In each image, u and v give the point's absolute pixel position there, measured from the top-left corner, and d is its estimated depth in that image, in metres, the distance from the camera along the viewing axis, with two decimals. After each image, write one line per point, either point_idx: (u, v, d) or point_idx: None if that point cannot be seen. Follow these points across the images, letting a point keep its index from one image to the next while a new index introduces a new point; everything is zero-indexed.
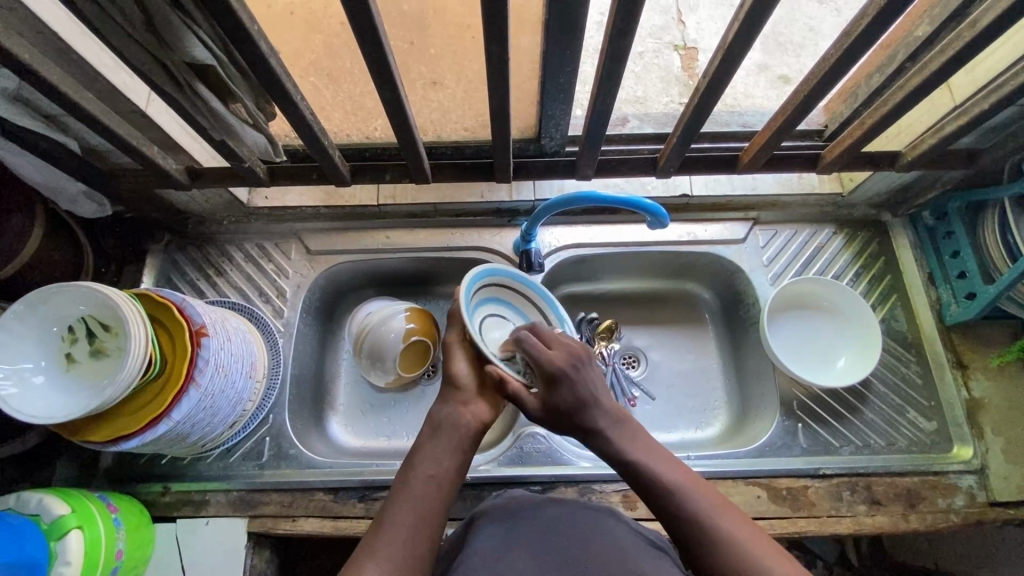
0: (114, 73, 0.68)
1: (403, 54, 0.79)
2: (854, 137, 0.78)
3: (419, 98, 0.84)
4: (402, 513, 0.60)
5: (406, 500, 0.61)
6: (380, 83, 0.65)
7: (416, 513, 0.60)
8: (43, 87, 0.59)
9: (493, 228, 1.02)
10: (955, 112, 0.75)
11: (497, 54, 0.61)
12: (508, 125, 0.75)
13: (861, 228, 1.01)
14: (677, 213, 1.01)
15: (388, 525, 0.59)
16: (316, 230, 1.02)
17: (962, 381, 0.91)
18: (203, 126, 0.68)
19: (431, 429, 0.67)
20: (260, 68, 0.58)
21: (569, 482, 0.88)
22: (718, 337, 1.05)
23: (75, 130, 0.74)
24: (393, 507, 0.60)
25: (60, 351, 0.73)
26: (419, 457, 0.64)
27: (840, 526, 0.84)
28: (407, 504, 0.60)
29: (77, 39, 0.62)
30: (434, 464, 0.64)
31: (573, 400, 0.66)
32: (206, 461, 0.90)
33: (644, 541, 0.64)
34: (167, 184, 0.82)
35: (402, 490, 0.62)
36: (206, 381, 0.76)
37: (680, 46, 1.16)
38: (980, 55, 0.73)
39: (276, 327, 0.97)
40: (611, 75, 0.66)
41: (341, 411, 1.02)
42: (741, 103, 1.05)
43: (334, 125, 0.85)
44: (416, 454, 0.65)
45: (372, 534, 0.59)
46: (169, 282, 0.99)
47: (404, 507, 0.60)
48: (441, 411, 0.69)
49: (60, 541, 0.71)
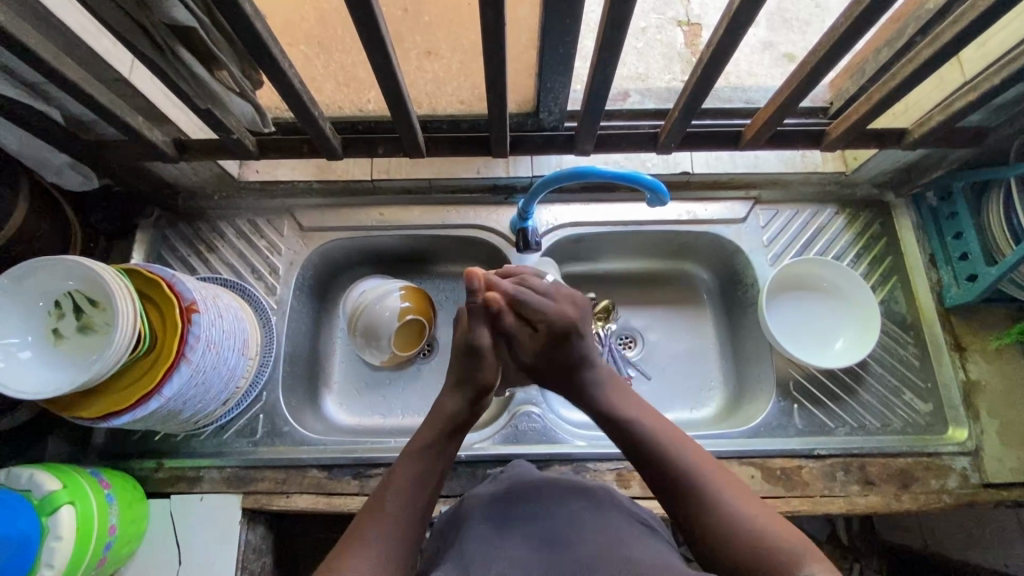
0: (96, 38, 0.66)
1: (396, 22, 0.75)
2: (859, 114, 0.76)
3: (413, 69, 0.81)
4: (397, 506, 0.60)
5: (400, 491, 0.61)
6: (372, 51, 0.62)
7: (412, 507, 0.60)
8: (20, 52, 0.57)
9: (490, 206, 1.00)
10: (965, 88, 0.73)
11: (493, 21, 0.58)
12: (504, 98, 0.73)
13: (864, 208, 0.99)
14: (677, 191, 0.99)
15: (385, 514, 0.59)
16: (309, 205, 1.00)
17: (960, 363, 0.91)
18: (188, 93, 0.66)
19: (439, 420, 0.68)
20: (246, 32, 0.56)
21: (564, 461, 0.88)
22: (717, 317, 1.04)
23: (57, 99, 0.72)
24: (390, 498, 0.60)
25: (47, 326, 0.72)
26: (422, 453, 0.65)
27: (834, 506, 0.84)
28: (404, 494, 0.61)
29: (55, 1, 0.60)
30: (433, 462, 0.65)
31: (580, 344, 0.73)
32: (200, 438, 0.90)
33: (635, 519, 0.64)
34: (155, 156, 0.80)
35: (399, 482, 0.62)
36: (197, 357, 0.76)
37: (683, 21, 1.13)
38: (992, 28, 0.70)
39: (270, 304, 0.95)
40: (611, 45, 0.63)
41: (336, 389, 1.01)
42: (744, 81, 1.03)
43: (326, 97, 0.83)
44: (417, 448, 0.65)
45: (365, 522, 0.58)
46: (160, 259, 0.97)
47: (402, 498, 0.60)
48: (451, 407, 0.69)
49: (51, 516, 0.70)
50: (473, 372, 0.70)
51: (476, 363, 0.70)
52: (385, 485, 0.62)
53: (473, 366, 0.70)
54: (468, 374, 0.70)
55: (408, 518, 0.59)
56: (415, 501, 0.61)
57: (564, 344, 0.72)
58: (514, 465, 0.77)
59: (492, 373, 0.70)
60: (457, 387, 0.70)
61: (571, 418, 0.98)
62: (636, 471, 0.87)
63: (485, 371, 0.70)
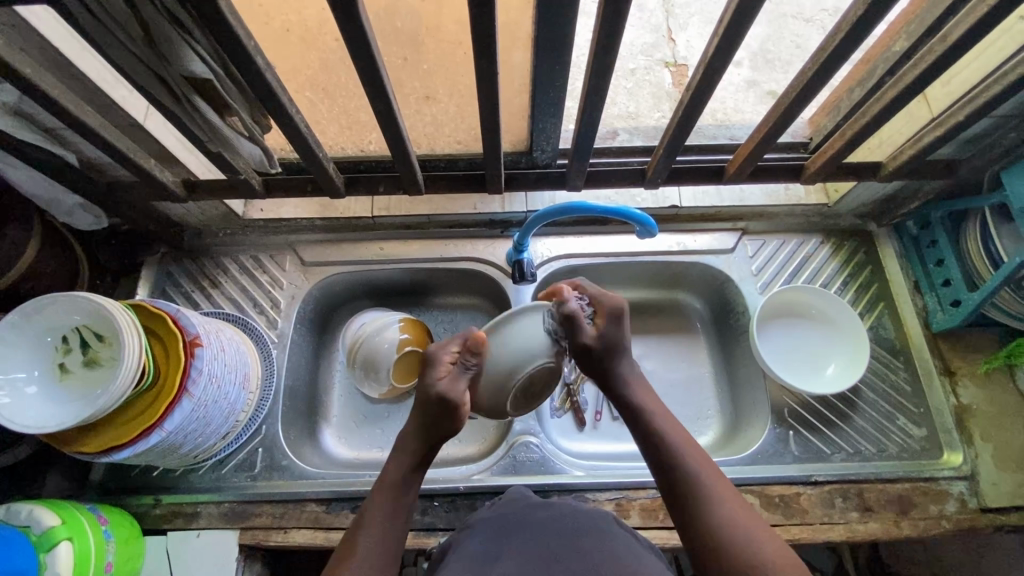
0: (113, 87, 0.70)
1: (396, 69, 0.85)
2: (836, 148, 0.80)
3: (413, 112, 0.88)
4: (370, 543, 0.62)
5: (371, 527, 0.63)
6: (372, 96, 0.66)
7: (386, 542, 0.63)
8: (42, 100, 0.60)
9: (487, 239, 1.03)
10: (933, 124, 0.77)
11: (486, 68, 0.62)
12: (499, 138, 0.76)
13: (848, 237, 1.02)
14: (666, 223, 1.02)
15: (357, 553, 0.61)
16: (310, 241, 1.03)
17: (950, 387, 0.92)
18: (200, 138, 0.70)
19: (404, 458, 0.68)
20: (256, 81, 0.60)
21: (563, 490, 0.88)
22: (710, 345, 1.06)
23: (74, 143, 0.75)
24: (362, 537, 0.62)
25: (53, 361, 0.73)
26: (394, 486, 0.66)
27: (833, 533, 0.84)
28: (376, 530, 0.63)
29: (76, 53, 0.64)
30: (401, 495, 0.66)
31: (625, 332, 0.72)
32: (199, 473, 0.90)
33: (635, 545, 0.64)
34: (164, 196, 0.83)
35: (370, 518, 0.64)
36: (199, 391, 0.77)
37: (670, 63, 1.19)
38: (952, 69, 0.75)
39: (270, 338, 0.97)
40: (597, 89, 0.67)
41: (335, 422, 1.02)
42: (730, 118, 1.08)
43: (329, 139, 0.89)
44: (388, 482, 0.67)
45: (340, 556, 0.61)
46: (164, 294, 0.99)
47: (374, 535, 0.63)
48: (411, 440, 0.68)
49: (49, 553, 0.70)
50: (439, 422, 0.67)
51: (441, 416, 0.67)
52: (358, 523, 0.64)
53: (445, 420, 0.67)
54: (432, 421, 0.67)
55: (381, 554, 0.62)
56: (389, 539, 0.63)
57: (615, 327, 0.71)
58: (514, 492, 0.77)
59: (459, 424, 0.68)
60: (420, 432, 0.68)
61: (569, 449, 0.98)
62: (635, 500, 0.87)
63: (450, 421, 0.67)
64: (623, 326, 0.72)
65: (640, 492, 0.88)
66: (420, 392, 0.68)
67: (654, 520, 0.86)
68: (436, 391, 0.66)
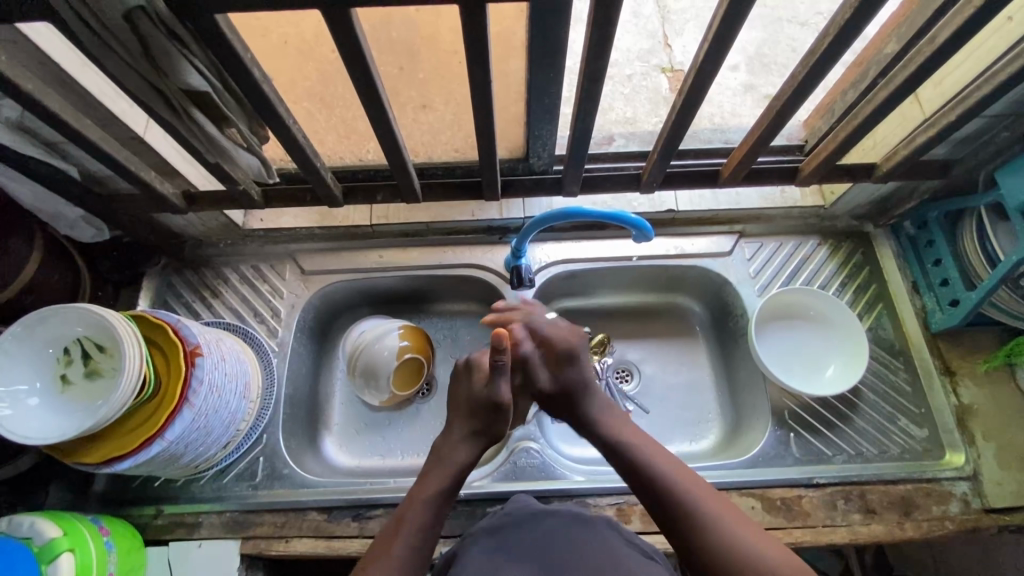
0: (113, 101, 0.71)
1: (393, 79, 0.85)
2: (830, 149, 0.80)
3: (409, 121, 0.89)
4: (407, 550, 0.62)
5: (409, 535, 0.63)
6: (368, 105, 0.66)
7: (422, 550, 0.63)
8: (42, 115, 0.61)
9: (485, 246, 1.03)
10: (925, 124, 0.77)
11: (480, 77, 0.63)
12: (496, 145, 0.77)
13: (845, 239, 1.03)
14: (664, 227, 1.03)
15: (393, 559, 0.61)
16: (310, 250, 1.03)
17: (951, 387, 0.92)
18: (198, 149, 0.70)
19: (446, 469, 0.69)
20: (252, 93, 0.61)
21: (565, 496, 0.88)
22: (709, 348, 1.06)
23: (75, 156, 0.76)
24: (399, 544, 0.63)
25: (55, 373, 0.74)
26: (435, 497, 0.67)
27: (837, 536, 0.83)
28: (413, 539, 0.63)
29: (76, 68, 0.65)
30: (440, 506, 0.66)
31: (581, 366, 0.78)
32: (200, 483, 0.90)
33: (636, 549, 0.64)
34: (164, 207, 0.84)
35: (408, 526, 0.64)
36: (199, 401, 0.77)
37: (667, 68, 1.20)
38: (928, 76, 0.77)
39: (270, 346, 0.98)
40: (590, 95, 0.68)
41: (336, 430, 1.02)
42: (727, 122, 1.09)
43: (327, 148, 0.90)
44: (428, 492, 0.67)
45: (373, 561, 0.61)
46: (165, 305, 1.00)
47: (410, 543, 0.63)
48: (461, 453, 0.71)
49: (50, 565, 0.70)
50: (495, 425, 0.72)
51: (494, 418, 0.72)
52: (394, 530, 0.64)
53: (495, 420, 0.72)
54: (486, 424, 0.72)
55: (415, 563, 0.62)
56: (424, 547, 0.64)
57: (572, 369, 0.77)
58: (515, 499, 0.77)
59: (507, 422, 0.73)
60: (472, 437, 0.72)
61: (570, 454, 0.98)
62: (636, 505, 0.87)
63: (500, 423, 0.73)
64: (579, 367, 0.78)
65: (641, 497, 0.88)
66: (467, 396, 0.74)
67: (656, 524, 0.86)
68: (482, 393, 0.72)
